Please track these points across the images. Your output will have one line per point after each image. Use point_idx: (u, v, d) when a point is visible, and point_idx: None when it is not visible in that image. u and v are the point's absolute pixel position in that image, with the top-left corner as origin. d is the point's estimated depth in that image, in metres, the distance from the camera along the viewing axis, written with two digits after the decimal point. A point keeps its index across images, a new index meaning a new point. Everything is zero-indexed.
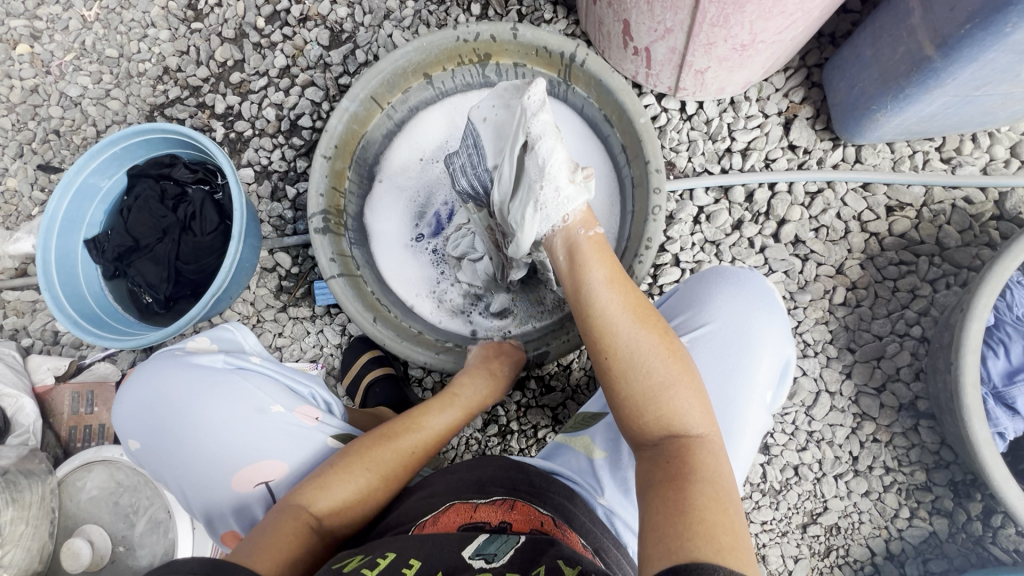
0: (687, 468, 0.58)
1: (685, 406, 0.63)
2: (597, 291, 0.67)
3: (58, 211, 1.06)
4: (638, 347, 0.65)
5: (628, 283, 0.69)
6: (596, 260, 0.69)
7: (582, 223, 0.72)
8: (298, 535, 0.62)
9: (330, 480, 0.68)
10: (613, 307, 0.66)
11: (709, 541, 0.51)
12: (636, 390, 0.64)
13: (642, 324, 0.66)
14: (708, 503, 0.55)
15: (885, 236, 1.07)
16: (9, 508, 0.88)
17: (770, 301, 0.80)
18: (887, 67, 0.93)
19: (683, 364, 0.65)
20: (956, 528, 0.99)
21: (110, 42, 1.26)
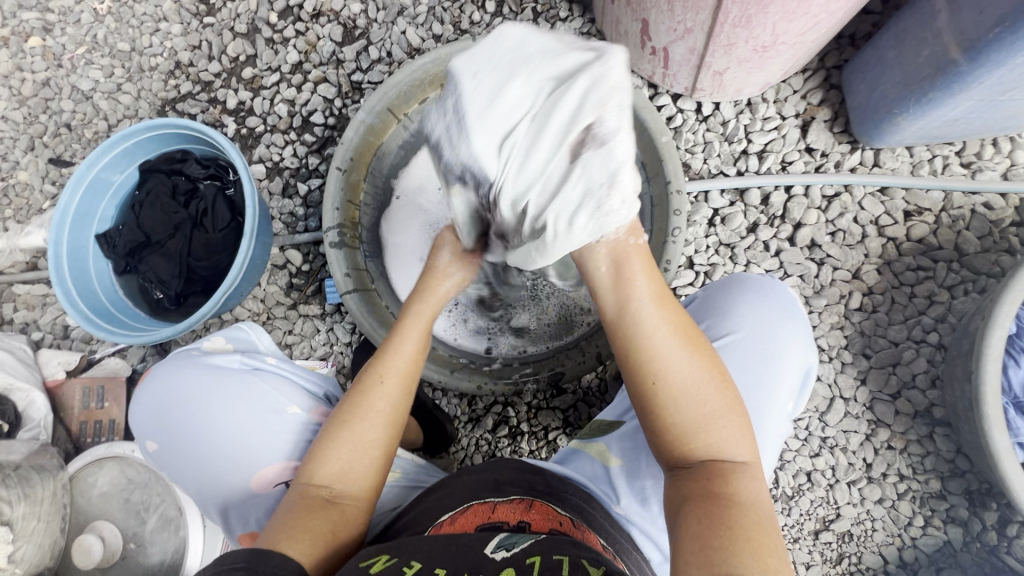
0: (729, 491, 0.58)
1: (729, 432, 0.61)
2: (644, 308, 0.64)
3: (70, 205, 1.06)
4: (686, 372, 0.62)
5: (676, 303, 0.66)
6: (643, 274, 0.66)
7: (631, 232, 0.66)
8: (311, 516, 0.61)
9: (326, 451, 0.66)
10: (660, 329, 0.63)
11: (756, 560, 0.51)
12: (683, 418, 0.61)
13: (689, 348, 0.63)
14: (751, 523, 0.55)
15: (903, 241, 1.06)
16: (22, 504, 0.88)
17: (794, 311, 0.79)
18: (910, 70, 0.92)
19: (728, 390, 0.63)
20: (971, 537, 0.99)
21: (122, 36, 1.25)
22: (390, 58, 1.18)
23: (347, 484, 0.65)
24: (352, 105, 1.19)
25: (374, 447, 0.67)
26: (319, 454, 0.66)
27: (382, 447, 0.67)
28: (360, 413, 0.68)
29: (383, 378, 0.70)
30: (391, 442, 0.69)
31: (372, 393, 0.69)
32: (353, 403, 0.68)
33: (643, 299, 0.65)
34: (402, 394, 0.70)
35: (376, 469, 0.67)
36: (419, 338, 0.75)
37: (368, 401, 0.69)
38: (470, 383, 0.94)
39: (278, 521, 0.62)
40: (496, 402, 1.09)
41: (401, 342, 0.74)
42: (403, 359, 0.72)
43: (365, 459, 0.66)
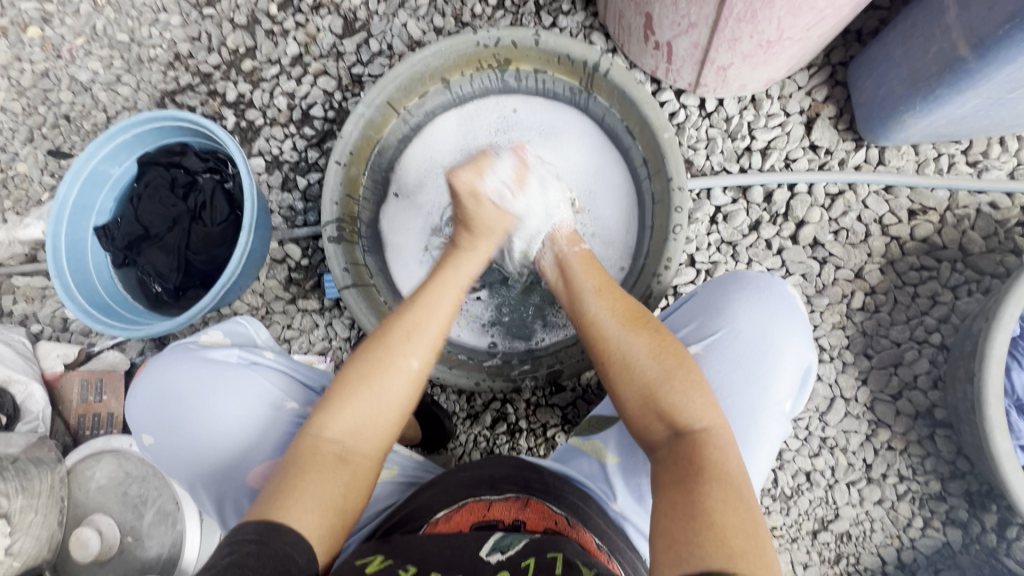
0: (696, 468, 0.58)
1: (685, 400, 0.63)
2: (587, 300, 0.76)
3: (68, 197, 1.06)
4: (630, 348, 0.69)
5: (617, 290, 0.76)
6: (584, 272, 0.80)
7: (568, 241, 0.86)
8: (314, 475, 0.61)
9: (339, 405, 0.65)
10: (603, 314, 0.73)
11: (719, 547, 0.50)
12: (632, 390, 0.66)
13: (638, 328, 0.70)
14: (717, 505, 0.54)
15: (906, 240, 1.05)
16: (19, 496, 0.88)
17: (792, 308, 0.78)
18: (917, 67, 0.90)
19: (678, 360, 0.67)
20: (970, 538, 0.98)
21: (121, 26, 1.24)
22: (390, 51, 1.17)
23: (356, 441, 0.65)
24: (352, 99, 1.18)
25: (391, 403, 0.67)
26: (332, 409, 0.65)
27: (399, 404, 0.67)
28: (380, 371, 0.67)
29: (409, 333, 0.70)
30: (408, 403, 0.68)
31: (393, 347, 0.69)
32: (374, 354, 0.68)
33: (590, 298, 0.76)
34: (427, 352, 0.70)
35: (388, 429, 0.67)
36: (454, 294, 0.75)
37: (391, 354, 0.68)
38: (468, 380, 0.94)
39: (275, 483, 0.62)
40: (495, 399, 1.09)
41: (432, 301, 0.73)
42: (435, 316, 0.72)
43: (377, 420, 0.66)
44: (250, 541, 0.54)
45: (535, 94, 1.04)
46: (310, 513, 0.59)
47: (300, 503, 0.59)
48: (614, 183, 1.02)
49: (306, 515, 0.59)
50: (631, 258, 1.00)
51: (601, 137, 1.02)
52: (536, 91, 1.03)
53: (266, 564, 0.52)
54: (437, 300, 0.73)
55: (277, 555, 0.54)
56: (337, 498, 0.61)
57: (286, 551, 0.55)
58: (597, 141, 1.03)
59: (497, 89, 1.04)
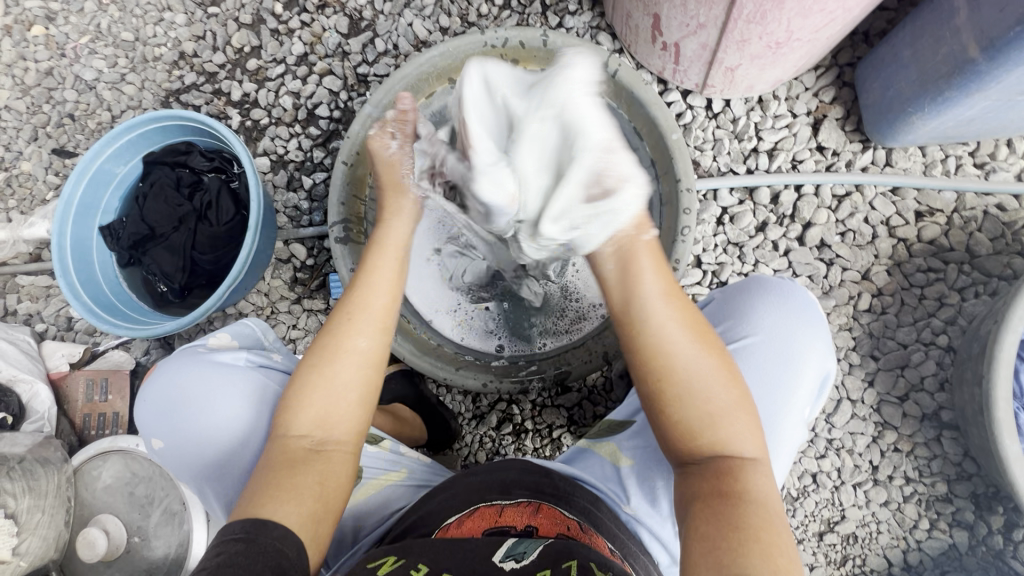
0: (738, 488, 0.60)
1: (739, 430, 0.62)
2: (650, 301, 0.66)
3: (73, 197, 1.05)
4: (696, 368, 0.63)
5: (680, 294, 0.68)
6: (650, 268, 0.68)
7: (638, 227, 0.70)
8: (297, 471, 0.64)
9: (301, 399, 0.67)
10: (671, 324, 0.65)
11: (767, 563, 0.54)
12: (690, 413, 0.62)
13: (704, 346, 0.64)
14: (760, 522, 0.57)
15: (913, 242, 1.05)
16: (26, 497, 0.90)
17: (814, 314, 0.78)
18: (926, 69, 0.90)
19: (737, 384, 0.64)
20: (977, 540, 0.98)
21: (125, 25, 1.24)
22: (396, 51, 1.17)
23: (325, 432, 0.67)
24: (357, 98, 1.18)
25: (347, 390, 0.68)
26: (292, 407, 0.67)
27: (359, 389, 0.69)
28: (328, 361, 0.68)
29: (356, 316, 0.71)
30: (370, 382, 0.69)
31: (339, 338, 0.69)
32: (323, 344, 0.69)
33: (653, 300, 0.67)
34: (375, 332, 0.70)
35: (357, 415, 0.69)
36: (393, 269, 0.76)
37: (339, 340, 0.69)
38: (476, 381, 0.94)
39: (259, 481, 0.64)
40: (500, 400, 1.08)
41: (371, 275, 0.74)
42: (377, 295, 0.72)
43: (342, 405, 0.68)
44: (238, 539, 0.57)
45: None
46: (293, 506, 0.61)
47: (284, 498, 0.62)
48: None
49: (297, 509, 0.61)
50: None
51: None
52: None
53: (256, 561, 0.55)
54: (376, 280, 0.74)
55: (267, 549, 0.57)
56: (318, 486, 0.64)
57: (276, 546, 0.57)
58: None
59: None
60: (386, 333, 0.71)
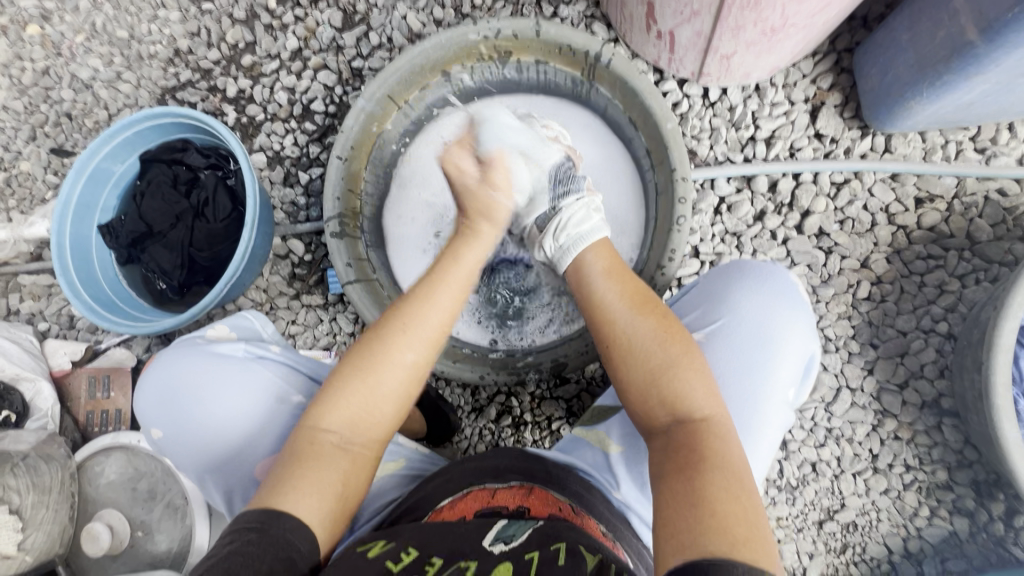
0: (699, 457, 0.58)
1: (689, 387, 0.63)
2: (596, 282, 0.77)
3: (71, 195, 1.06)
4: (636, 329, 0.69)
5: (628, 275, 0.77)
6: (594, 256, 0.80)
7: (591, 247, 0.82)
8: (318, 466, 0.62)
9: (336, 397, 0.66)
10: (609, 297, 0.73)
11: (724, 537, 0.51)
12: (635, 373, 0.66)
13: (645, 312, 0.70)
14: (720, 492, 0.54)
15: (913, 229, 1.04)
16: (30, 493, 0.90)
17: (795, 296, 0.78)
18: (924, 53, 0.89)
19: (683, 346, 0.66)
20: (977, 528, 0.98)
21: (120, 23, 1.24)
22: (390, 44, 1.16)
23: (354, 433, 0.65)
24: (352, 93, 1.17)
25: (387, 398, 0.67)
26: (327, 407, 0.66)
27: (396, 397, 0.67)
28: (376, 371, 0.66)
29: (407, 328, 0.68)
30: (408, 393, 0.68)
31: (388, 351, 0.67)
32: (370, 350, 0.67)
33: (597, 280, 0.77)
34: (423, 346, 0.68)
35: (387, 420, 0.67)
36: (457, 285, 0.73)
37: (388, 349, 0.67)
38: (473, 373, 0.94)
39: (277, 474, 0.62)
40: (499, 392, 1.09)
41: (433, 293, 0.71)
42: (434, 310, 0.70)
43: (376, 412, 0.66)
44: (251, 529, 0.55)
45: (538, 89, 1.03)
46: (308, 501, 0.60)
47: (301, 492, 0.60)
48: (617, 176, 1.02)
49: (311, 505, 0.59)
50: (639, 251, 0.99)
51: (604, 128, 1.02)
52: (540, 86, 1.03)
53: (266, 551, 0.54)
54: (436, 296, 0.71)
55: (278, 541, 0.55)
56: (336, 485, 0.62)
57: (286, 538, 0.56)
58: (605, 133, 1.03)
59: (498, 86, 1.04)
60: (433, 348, 0.69)
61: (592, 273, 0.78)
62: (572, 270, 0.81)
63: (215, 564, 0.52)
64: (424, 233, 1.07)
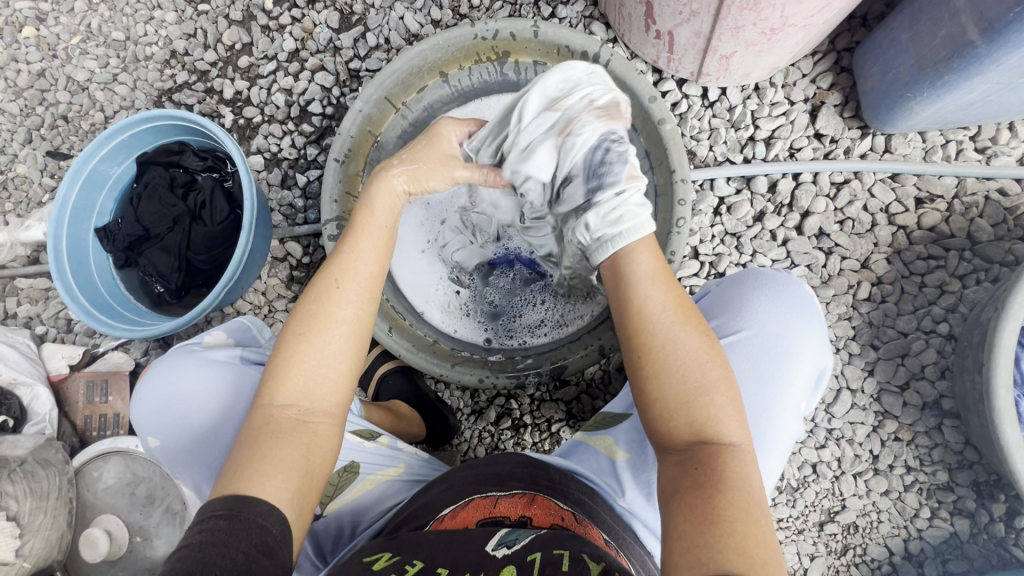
0: (717, 476, 0.57)
1: (720, 411, 0.61)
2: (642, 286, 0.65)
3: (68, 199, 1.05)
4: (680, 347, 0.63)
5: (673, 279, 0.66)
6: (643, 251, 0.66)
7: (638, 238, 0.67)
8: (280, 441, 0.60)
9: (288, 368, 0.63)
10: (654, 305, 0.64)
11: (741, 556, 0.51)
12: (669, 391, 0.62)
13: (687, 326, 0.64)
14: (737, 513, 0.54)
15: (914, 229, 1.04)
16: (28, 499, 0.89)
17: (811, 308, 0.77)
18: (924, 53, 0.88)
19: (722, 368, 0.63)
20: (978, 529, 0.98)
21: (116, 24, 1.23)
22: (387, 45, 1.16)
23: (311, 402, 0.63)
24: (350, 94, 1.17)
25: (338, 356, 0.64)
26: (279, 374, 0.63)
27: (347, 355, 0.65)
28: (319, 325, 0.64)
29: (337, 279, 0.66)
30: (356, 349, 0.66)
31: (329, 302, 0.65)
32: (311, 310, 0.65)
33: (642, 284, 0.65)
34: (361, 297, 0.66)
35: (348, 386, 0.65)
36: (382, 235, 0.70)
37: (328, 306, 0.65)
38: (473, 377, 0.93)
39: (238, 456, 0.60)
40: (499, 395, 1.09)
41: (358, 240, 0.69)
42: (361, 260, 0.68)
43: (331, 372, 0.64)
44: (220, 516, 0.54)
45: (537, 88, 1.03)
46: (276, 482, 0.58)
47: (268, 475, 0.58)
48: None
49: (282, 487, 0.58)
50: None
51: None
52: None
53: (240, 538, 0.53)
54: (361, 243, 0.69)
55: (250, 527, 0.54)
56: (303, 462, 0.60)
57: (259, 523, 0.55)
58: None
59: (498, 85, 1.03)
60: (374, 299, 0.67)
61: (642, 273, 0.65)
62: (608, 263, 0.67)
63: (189, 555, 0.51)
64: (422, 235, 1.07)
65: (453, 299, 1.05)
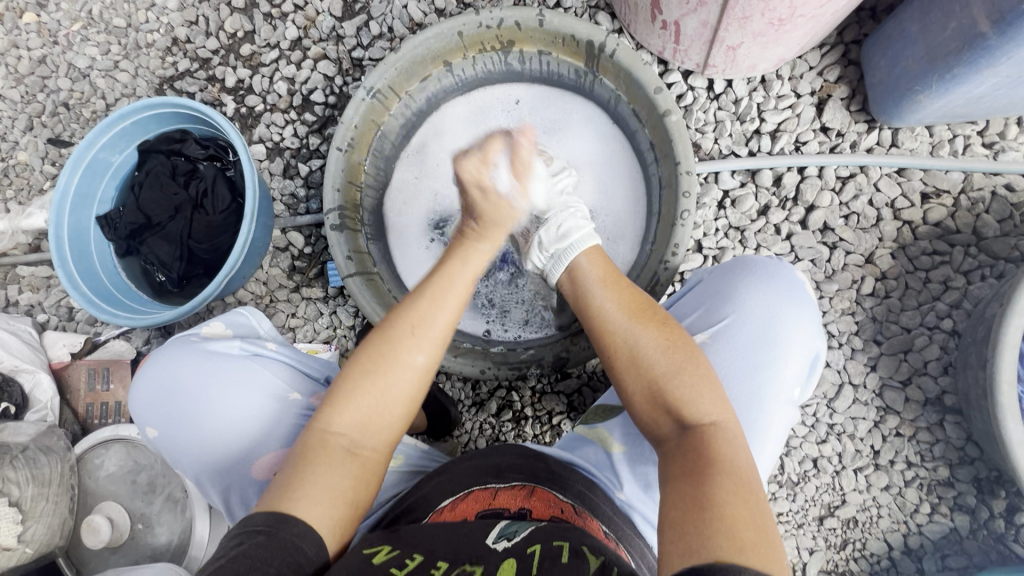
0: (707, 461, 0.57)
1: (694, 395, 0.63)
2: (593, 291, 0.75)
3: (69, 186, 1.05)
4: (640, 343, 0.67)
5: (621, 281, 0.75)
6: (591, 263, 0.78)
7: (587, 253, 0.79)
8: (319, 468, 0.61)
9: (347, 401, 0.64)
10: (609, 307, 0.72)
11: (731, 540, 0.50)
12: (642, 388, 0.65)
13: (646, 324, 0.69)
14: (731, 498, 0.53)
15: (919, 225, 1.03)
16: (30, 485, 0.90)
17: (801, 294, 0.77)
18: (934, 45, 0.87)
19: (686, 355, 0.66)
20: (978, 525, 0.98)
21: (117, 11, 1.22)
22: (391, 34, 1.15)
23: (364, 435, 0.64)
24: (352, 83, 1.16)
25: (398, 400, 0.65)
26: (340, 400, 0.64)
27: (405, 400, 0.66)
28: (388, 370, 0.65)
29: (416, 326, 0.66)
30: (415, 397, 0.66)
31: (399, 351, 0.65)
32: (380, 347, 0.66)
33: (595, 288, 0.75)
34: (433, 347, 0.67)
35: (398, 423, 0.66)
36: (463, 289, 0.70)
37: (396, 349, 0.66)
38: (474, 368, 0.93)
39: (285, 476, 0.61)
40: (500, 387, 1.08)
41: (445, 292, 0.69)
42: (443, 312, 0.68)
43: (388, 413, 0.65)
44: (260, 531, 0.55)
45: (541, 79, 1.02)
46: (318, 504, 0.59)
47: (312, 496, 0.59)
48: (620, 169, 1.01)
49: (320, 509, 0.58)
50: (640, 244, 0.99)
51: (606, 120, 1.02)
52: (542, 76, 1.02)
53: (275, 555, 0.53)
54: (445, 293, 0.69)
55: (287, 545, 0.54)
56: (347, 490, 0.61)
57: (295, 543, 0.55)
58: (605, 125, 1.02)
59: (502, 75, 1.03)
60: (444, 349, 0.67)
61: (586, 285, 0.76)
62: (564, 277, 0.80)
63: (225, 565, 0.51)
64: (423, 227, 1.07)
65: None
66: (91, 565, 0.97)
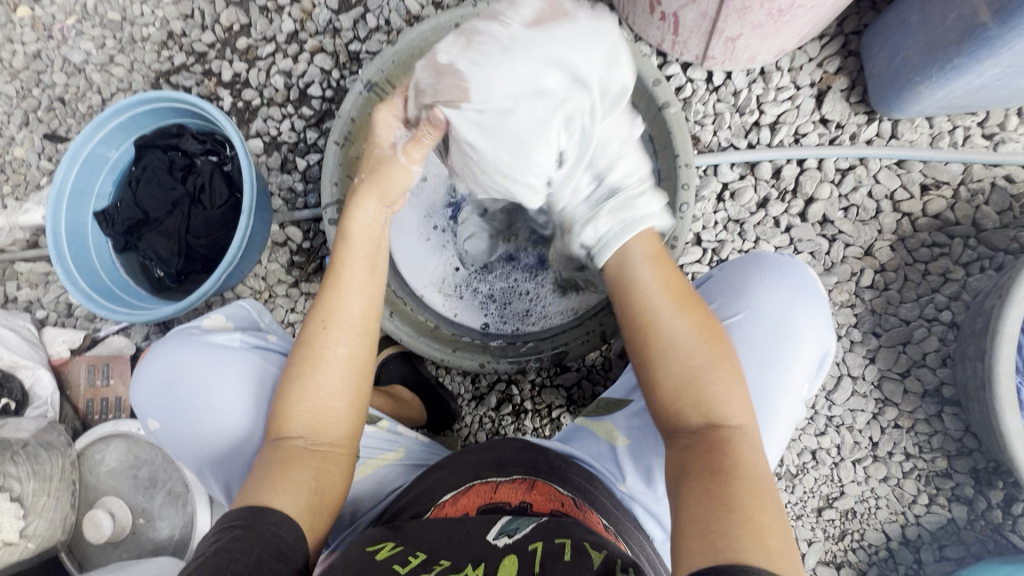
0: (726, 462, 0.57)
1: (725, 395, 0.62)
2: (639, 270, 0.69)
3: (66, 181, 1.04)
4: (680, 331, 0.65)
5: (669, 265, 0.70)
6: (638, 240, 0.71)
7: (640, 239, 0.71)
8: (288, 468, 0.62)
9: (287, 404, 0.65)
10: (653, 289, 0.68)
11: (759, 545, 0.50)
12: (673, 376, 0.63)
13: (687, 311, 0.66)
14: (749, 500, 0.54)
15: (918, 216, 1.03)
16: (31, 480, 0.90)
17: (814, 291, 0.77)
18: (934, 35, 0.87)
19: (723, 352, 0.64)
20: (975, 515, 0.99)
21: (111, 5, 1.21)
22: (388, 27, 1.14)
23: (315, 431, 0.65)
24: (349, 76, 1.15)
25: (334, 394, 0.66)
26: (280, 408, 0.65)
27: (345, 392, 0.66)
28: (314, 368, 0.65)
29: (331, 321, 0.67)
30: (355, 384, 0.67)
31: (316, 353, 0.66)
32: (303, 352, 0.66)
33: (642, 269, 0.69)
34: (351, 336, 0.67)
35: (345, 414, 0.66)
36: (363, 268, 0.70)
37: (317, 346, 0.66)
38: (473, 361, 0.93)
39: (257, 477, 0.62)
40: (499, 381, 1.09)
41: (342, 281, 0.69)
42: (350, 300, 0.68)
43: (331, 405, 0.65)
44: (235, 526, 0.55)
45: None
46: (294, 499, 0.60)
47: (280, 490, 0.60)
48: None
49: (291, 500, 0.60)
50: None
51: None
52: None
53: (254, 545, 0.54)
54: (345, 281, 0.69)
55: (264, 535, 0.55)
56: (314, 481, 0.62)
57: (272, 530, 0.56)
58: None
59: None
60: (365, 335, 0.68)
61: (636, 272, 0.69)
62: (606, 263, 0.72)
63: (204, 563, 0.51)
64: (421, 219, 1.06)
65: (449, 276, 1.05)
66: (93, 560, 0.98)
